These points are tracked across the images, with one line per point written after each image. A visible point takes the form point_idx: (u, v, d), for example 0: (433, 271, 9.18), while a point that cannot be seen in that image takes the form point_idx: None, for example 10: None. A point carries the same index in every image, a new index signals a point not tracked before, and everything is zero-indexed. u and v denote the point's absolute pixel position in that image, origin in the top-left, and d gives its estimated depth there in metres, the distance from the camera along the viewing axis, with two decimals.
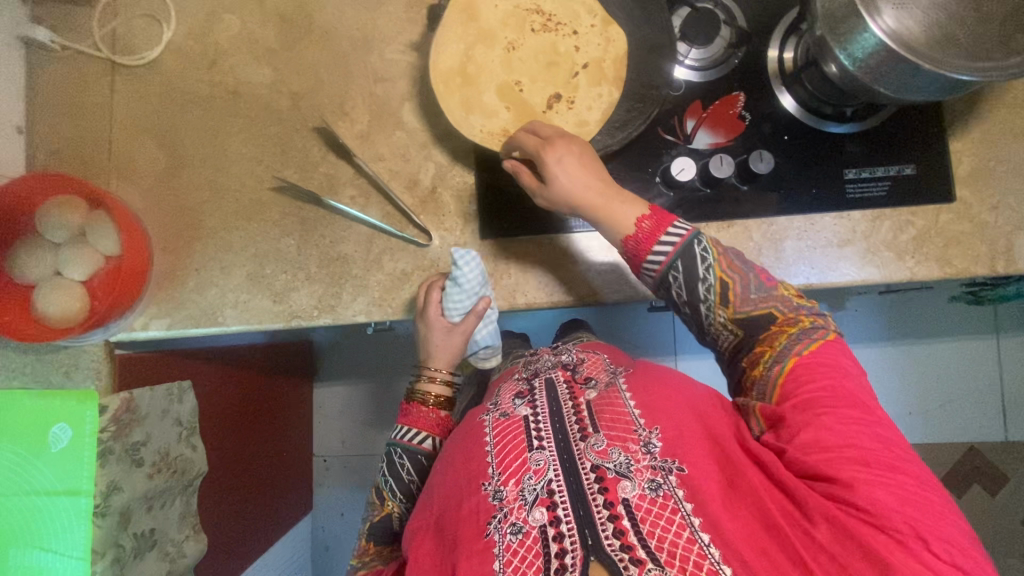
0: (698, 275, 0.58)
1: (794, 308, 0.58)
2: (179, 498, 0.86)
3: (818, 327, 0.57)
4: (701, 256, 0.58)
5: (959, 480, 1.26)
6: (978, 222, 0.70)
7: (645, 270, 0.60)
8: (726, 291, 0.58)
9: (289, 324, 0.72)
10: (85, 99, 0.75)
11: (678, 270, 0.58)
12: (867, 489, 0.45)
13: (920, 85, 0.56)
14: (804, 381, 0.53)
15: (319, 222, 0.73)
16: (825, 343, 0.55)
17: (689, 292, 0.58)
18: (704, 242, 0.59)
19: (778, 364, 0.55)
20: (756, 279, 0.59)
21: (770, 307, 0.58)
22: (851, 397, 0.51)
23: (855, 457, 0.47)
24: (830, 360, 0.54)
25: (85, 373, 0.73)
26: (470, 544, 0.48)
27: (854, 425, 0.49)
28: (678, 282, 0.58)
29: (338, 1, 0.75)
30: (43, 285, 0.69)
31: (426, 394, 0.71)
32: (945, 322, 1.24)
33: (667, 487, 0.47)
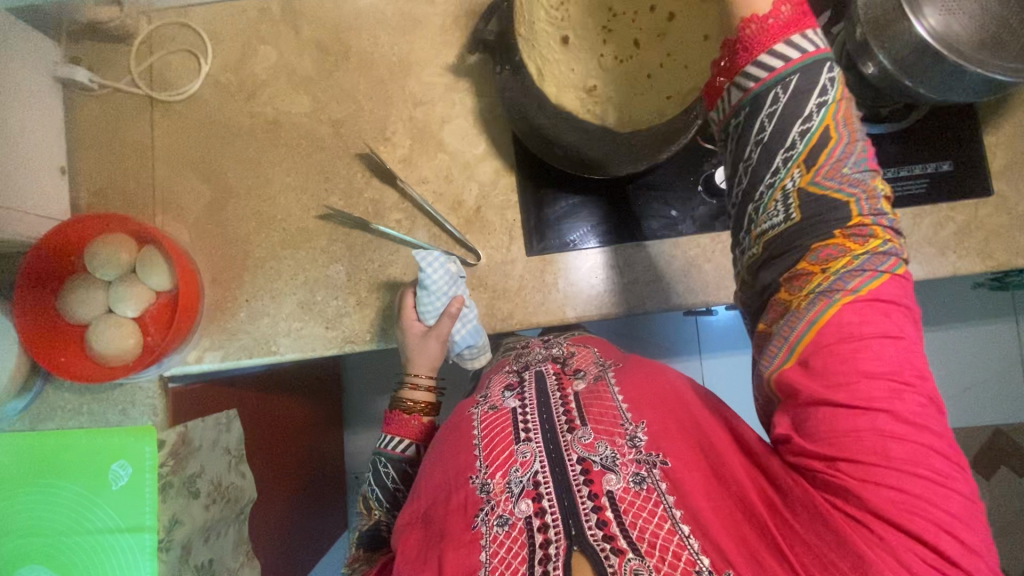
0: (802, 112, 0.47)
1: (876, 211, 0.47)
2: (233, 527, 0.85)
3: (892, 255, 0.46)
4: (825, 86, 0.47)
5: (988, 463, 1.27)
6: (1016, 214, 0.71)
7: (734, 84, 0.49)
8: (819, 150, 0.47)
9: (342, 350, 0.72)
10: (126, 136, 0.76)
11: (783, 92, 0.47)
12: (867, 480, 0.41)
13: (961, 88, 0.57)
14: (850, 322, 0.44)
15: (366, 247, 0.73)
16: (890, 281, 0.46)
17: (776, 132, 0.48)
18: (834, 72, 0.47)
19: (823, 298, 0.45)
20: (859, 155, 0.48)
21: (853, 193, 0.47)
22: (893, 367, 0.43)
23: (874, 445, 0.41)
24: (888, 303, 0.45)
25: (141, 409, 0.76)
26: (457, 535, 0.48)
27: (888, 402, 0.42)
28: (775, 108, 0.47)
29: (373, 27, 0.76)
30: (97, 324, 0.69)
31: (411, 402, 0.67)
32: (968, 307, 1.24)
33: (651, 480, 0.47)
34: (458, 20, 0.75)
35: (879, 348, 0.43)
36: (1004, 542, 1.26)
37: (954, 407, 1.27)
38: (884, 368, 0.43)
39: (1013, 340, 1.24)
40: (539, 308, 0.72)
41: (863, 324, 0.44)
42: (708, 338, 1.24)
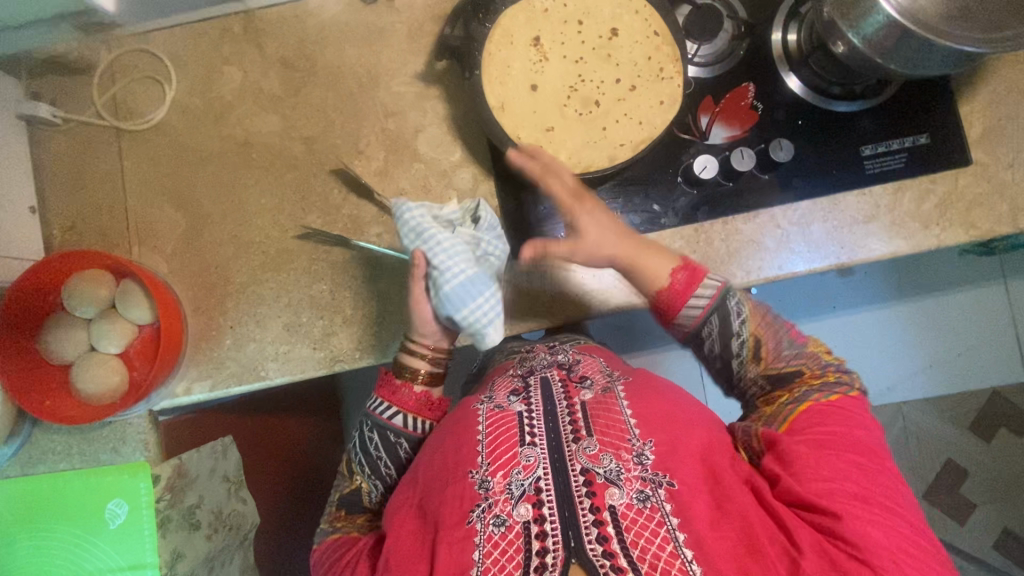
0: (733, 329, 0.63)
1: (822, 365, 0.61)
2: (238, 554, 0.85)
3: (842, 383, 0.59)
4: (736, 311, 0.63)
5: (986, 426, 1.28)
6: (996, 181, 0.71)
7: (679, 321, 0.65)
8: (759, 346, 0.63)
9: (332, 369, 0.71)
10: (95, 170, 0.74)
11: (713, 323, 0.63)
12: (862, 526, 0.48)
13: (930, 60, 0.56)
14: (819, 415, 0.55)
15: (348, 264, 0.72)
16: (847, 397, 0.57)
17: (723, 345, 0.63)
18: (738, 298, 0.64)
19: (796, 405, 0.57)
20: (788, 337, 0.63)
21: (802, 365, 0.61)
22: (859, 445, 0.53)
23: (853, 491, 0.50)
24: (850, 411, 0.56)
25: (133, 446, 0.74)
26: (452, 530, 0.50)
27: (856, 467, 0.52)
28: (713, 333, 0.63)
29: (338, 40, 0.74)
30: (80, 364, 0.68)
31: (415, 370, 0.66)
32: (955, 272, 1.25)
33: (655, 500, 0.49)
34: (424, 27, 0.74)
35: (845, 431, 0.54)
36: (1007, 503, 1.27)
37: (949, 373, 1.28)
38: (849, 443, 0.53)
39: (1001, 301, 1.25)
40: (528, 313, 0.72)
41: (829, 416, 0.55)
42: None
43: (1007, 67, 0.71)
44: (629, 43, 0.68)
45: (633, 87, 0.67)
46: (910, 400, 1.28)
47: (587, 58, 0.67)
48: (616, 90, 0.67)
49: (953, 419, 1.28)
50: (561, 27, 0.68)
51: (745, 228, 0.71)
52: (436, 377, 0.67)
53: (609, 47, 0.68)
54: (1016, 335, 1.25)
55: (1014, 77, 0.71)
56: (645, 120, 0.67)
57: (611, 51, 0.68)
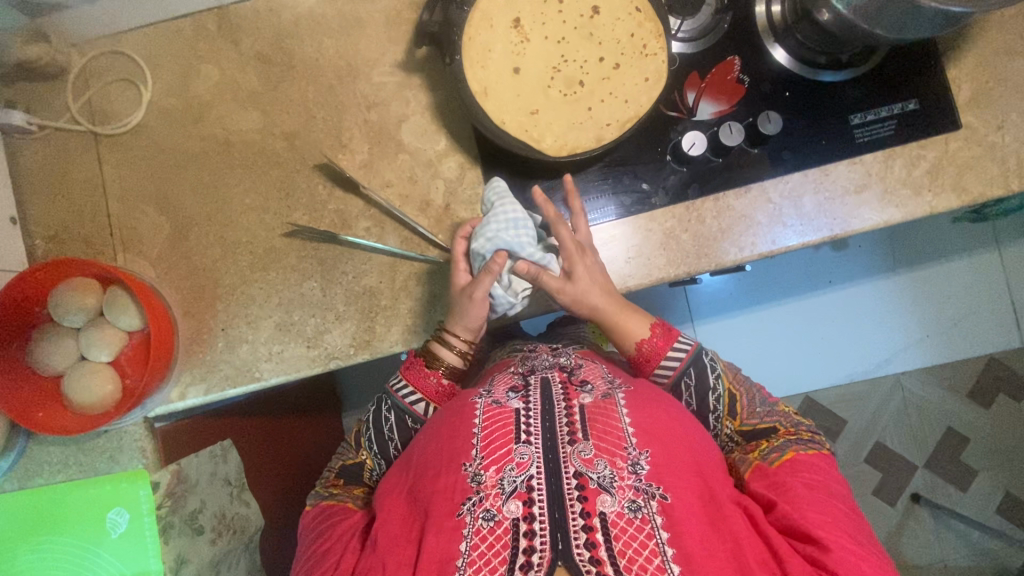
0: (709, 385, 0.64)
1: (794, 422, 0.64)
2: (244, 557, 0.85)
3: (815, 440, 0.62)
4: (710, 367, 0.65)
5: (986, 393, 1.28)
6: (987, 144, 0.70)
7: (656, 377, 0.66)
8: (733, 402, 0.65)
9: (327, 367, 0.71)
10: (75, 177, 0.73)
11: (690, 378, 0.64)
12: (847, 562, 0.50)
13: (920, 23, 0.55)
14: (804, 466, 0.58)
15: (337, 259, 0.71)
16: (819, 453, 0.60)
17: (699, 398, 0.65)
18: (713, 354, 0.66)
19: (777, 454, 0.59)
20: (760, 395, 0.67)
21: (773, 420, 0.64)
22: (837, 489, 0.57)
23: (844, 530, 0.52)
24: (824, 463, 0.59)
25: (130, 454, 0.72)
26: (442, 520, 0.52)
27: (841, 508, 0.55)
28: (690, 389, 0.65)
29: (315, 32, 0.73)
30: (71, 374, 0.67)
31: (439, 358, 0.67)
32: (948, 242, 1.25)
33: (647, 510, 0.50)
34: (402, 15, 0.73)
35: (828, 481, 0.57)
36: (1008, 468, 1.28)
37: (946, 342, 1.28)
38: (830, 490, 0.56)
39: (994, 268, 1.25)
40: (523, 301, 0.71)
41: (811, 465, 0.58)
42: (697, 305, 1.27)
43: (993, 27, 0.71)
44: (611, 20, 0.66)
45: (617, 65, 0.66)
46: (908, 371, 1.29)
47: (569, 38, 0.66)
48: (600, 69, 0.66)
49: (951, 387, 1.29)
50: (541, 7, 0.66)
51: (736, 205, 0.70)
52: (458, 371, 0.68)
53: (591, 25, 0.67)
54: (1010, 301, 1.26)
55: (1001, 37, 0.70)
56: (632, 98, 0.66)
57: (593, 30, 0.67)
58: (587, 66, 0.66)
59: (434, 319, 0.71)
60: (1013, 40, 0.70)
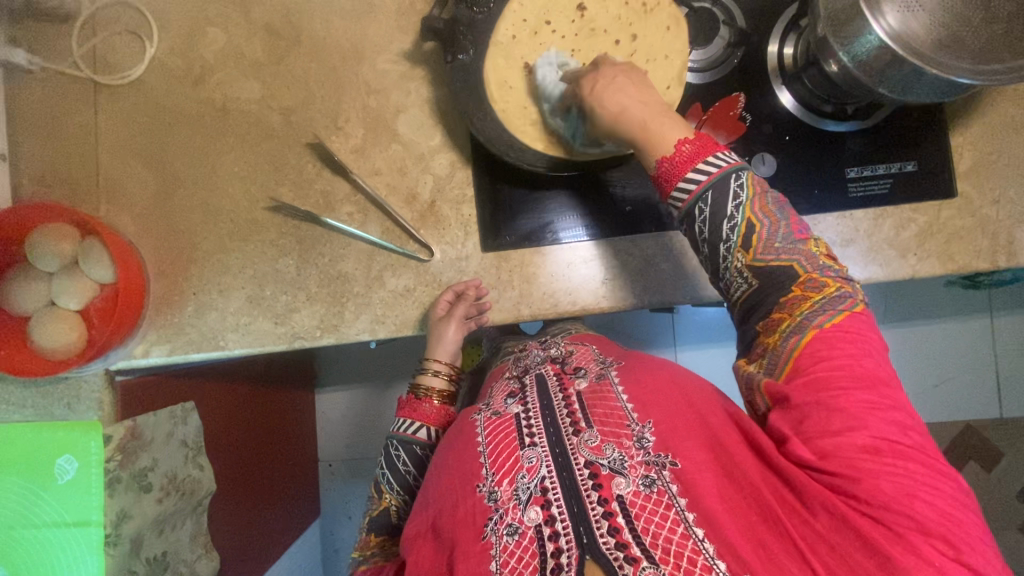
0: (726, 212, 0.52)
1: (818, 266, 0.53)
2: (190, 519, 0.84)
3: (843, 296, 0.52)
4: (735, 193, 0.52)
5: (956, 458, 1.27)
6: (980, 216, 0.69)
7: (670, 202, 0.55)
8: (751, 234, 0.52)
9: (292, 345, 0.71)
10: (68, 122, 0.72)
11: (706, 203, 0.52)
12: (873, 482, 0.45)
13: (922, 87, 0.54)
14: (824, 350, 0.50)
15: (316, 241, 0.71)
16: (848, 316, 0.51)
17: (712, 229, 0.53)
18: (742, 178, 0.52)
19: (794, 337, 0.51)
20: (787, 228, 0.53)
21: (792, 259, 0.52)
22: (864, 377, 0.48)
23: (872, 441, 0.46)
24: (850, 334, 0.50)
25: (87, 404, 0.72)
26: (468, 547, 0.50)
27: (868, 409, 0.47)
28: (703, 215, 0.53)
29: (326, 11, 0.73)
30: (38, 317, 0.67)
31: (429, 388, 0.70)
32: (940, 304, 1.24)
33: (661, 483, 0.49)
34: (414, 5, 0.72)
35: (859, 365, 0.49)
36: None
37: (924, 402, 1.27)
38: (857, 375, 0.48)
39: (982, 336, 1.25)
40: (495, 307, 0.71)
41: (837, 346, 0.49)
42: (685, 330, 1.20)
43: (1004, 100, 0.70)
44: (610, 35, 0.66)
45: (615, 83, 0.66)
46: None
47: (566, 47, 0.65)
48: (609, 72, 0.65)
49: None
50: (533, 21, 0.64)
51: None
52: (451, 393, 0.72)
53: (585, 31, 0.65)
54: (992, 371, 1.25)
55: (1010, 111, 0.70)
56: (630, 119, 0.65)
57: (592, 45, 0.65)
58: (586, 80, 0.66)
59: (404, 312, 0.71)
60: (1021, 115, 0.70)
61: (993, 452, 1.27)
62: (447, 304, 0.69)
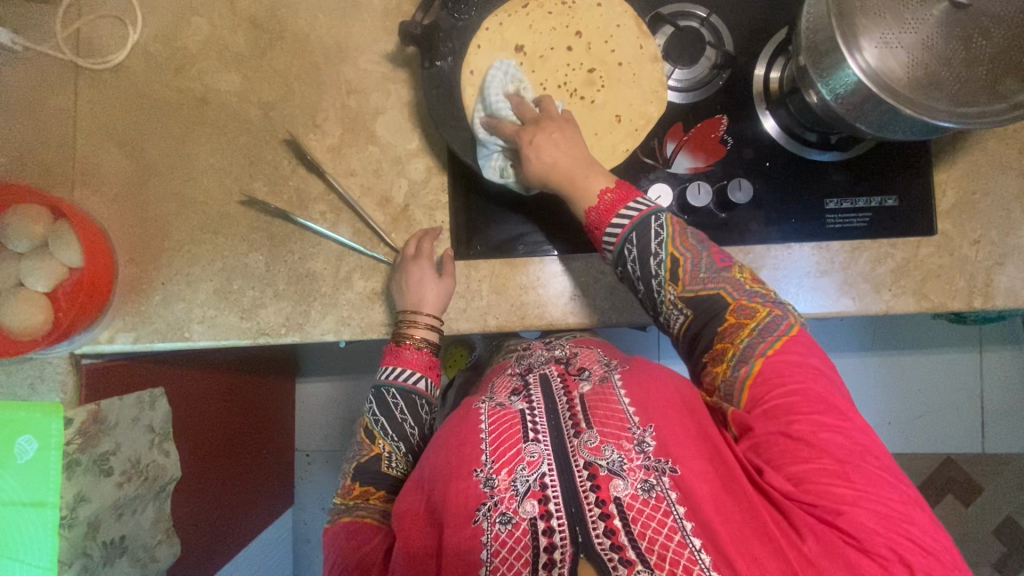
0: (651, 251, 0.56)
1: (744, 292, 0.55)
2: (152, 504, 0.84)
3: (777, 319, 0.54)
4: (656, 232, 0.56)
5: (934, 490, 1.26)
6: (958, 256, 0.68)
7: (605, 244, 0.58)
8: (676, 267, 0.56)
9: (256, 341, 0.71)
10: (48, 104, 0.72)
11: (633, 244, 0.56)
12: (853, 509, 0.45)
13: (900, 126, 0.53)
14: (772, 374, 0.51)
15: (286, 238, 0.71)
16: (786, 338, 0.53)
17: (642, 268, 0.56)
18: (663, 219, 0.56)
19: (744, 367, 0.53)
20: (709, 259, 0.57)
21: (718, 289, 0.55)
22: (823, 400, 0.50)
23: (840, 466, 0.47)
24: (794, 357, 0.52)
25: (50, 386, 0.72)
26: (458, 531, 0.48)
27: (827, 434, 0.48)
28: (633, 256, 0.56)
29: (311, 7, 0.72)
30: (5, 298, 0.67)
31: (411, 337, 0.66)
32: (928, 335, 1.23)
33: (660, 489, 0.47)
34: (400, 6, 0.72)
35: (809, 386, 0.50)
36: None
37: (906, 432, 1.26)
38: (813, 399, 0.49)
39: (968, 370, 1.23)
40: (461, 316, 0.71)
41: (783, 372, 0.51)
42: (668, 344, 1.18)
43: (992, 138, 0.68)
44: (574, 41, 0.67)
45: (604, 85, 0.67)
46: None
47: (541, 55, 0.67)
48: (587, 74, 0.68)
49: None
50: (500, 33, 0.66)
51: None
52: (435, 342, 0.67)
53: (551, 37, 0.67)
54: (977, 406, 1.24)
55: (997, 150, 0.68)
56: (628, 124, 0.67)
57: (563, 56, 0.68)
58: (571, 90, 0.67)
59: (369, 316, 0.71)
60: (1009, 155, 0.68)
61: (972, 487, 1.26)
62: (416, 247, 0.68)
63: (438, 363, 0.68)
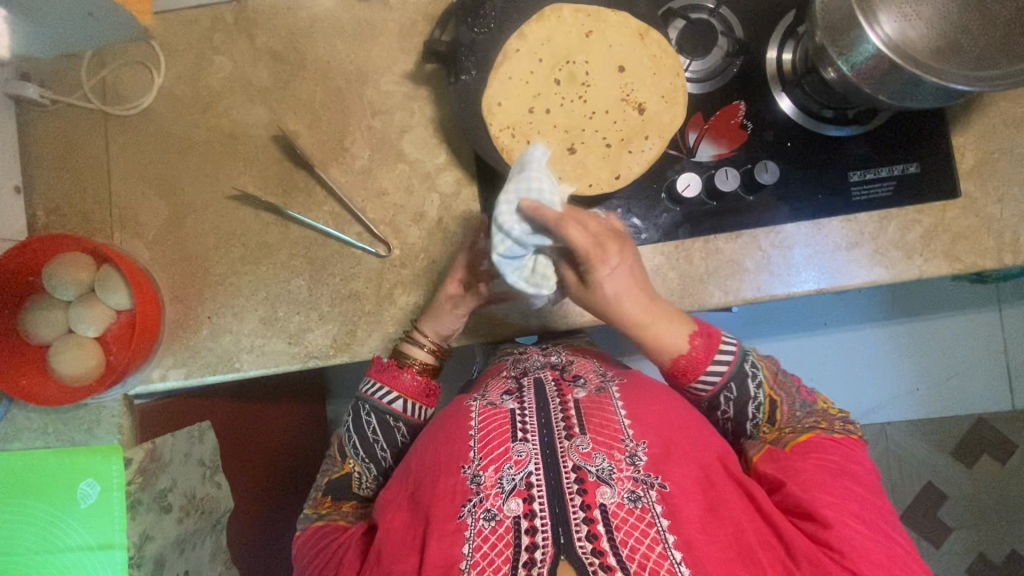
0: (750, 396, 0.62)
1: (829, 417, 0.64)
2: (210, 537, 0.84)
3: (846, 429, 0.62)
4: (751, 375, 0.62)
5: (968, 452, 1.27)
6: (984, 215, 0.70)
7: (696, 388, 0.62)
8: (774, 409, 0.63)
9: (306, 365, 0.72)
10: (80, 153, 0.74)
11: (731, 390, 0.62)
12: (848, 545, 0.50)
13: (921, 95, 0.54)
14: (816, 447, 0.58)
15: (327, 261, 0.72)
16: (847, 439, 0.60)
17: (738, 408, 0.62)
18: (756, 361, 0.63)
19: (791, 437, 0.60)
20: (800, 396, 0.65)
21: (814, 421, 0.63)
22: (848, 470, 0.57)
23: (849, 511, 0.53)
24: (836, 441, 0.60)
25: (108, 427, 0.74)
26: (442, 524, 0.50)
27: (840, 488, 0.54)
28: (730, 401, 0.62)
29: (328, 35, 0.74)
30: (58, 346, 0.68)
31: (412, 359, 0.69)
32: (949, 299, 1.23)
33: (646, 500, 0.49)
34: (416, 26, 0.73)
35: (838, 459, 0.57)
36: (981, 529, 1.28)
37: (935, 397, 1.27)
38: (840, 471, 0.56)
39: (994, 331, 1.23)
40: (504, 321, 0.72)
41: (828, 449, 0.58)
42: None
43: (1005, 98, 0.70)
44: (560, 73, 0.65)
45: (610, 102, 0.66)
46: (894, 421, 1.28)
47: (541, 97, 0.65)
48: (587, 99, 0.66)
49: (934, 443, 1.28)
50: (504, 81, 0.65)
51: (725, 247, 0.71)
52: (434, 368, 0.70)
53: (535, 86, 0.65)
54: (1004, 365, 1.25)
55: (1011, 109, 0.70)
56: (646, 51, 0.65)
57: (550, 99, 0.65)
58: (592, 128, 0.65)
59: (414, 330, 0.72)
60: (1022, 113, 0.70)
61: (1006, 445, 1.27)
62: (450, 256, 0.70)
63: (433, 390, 0.71)
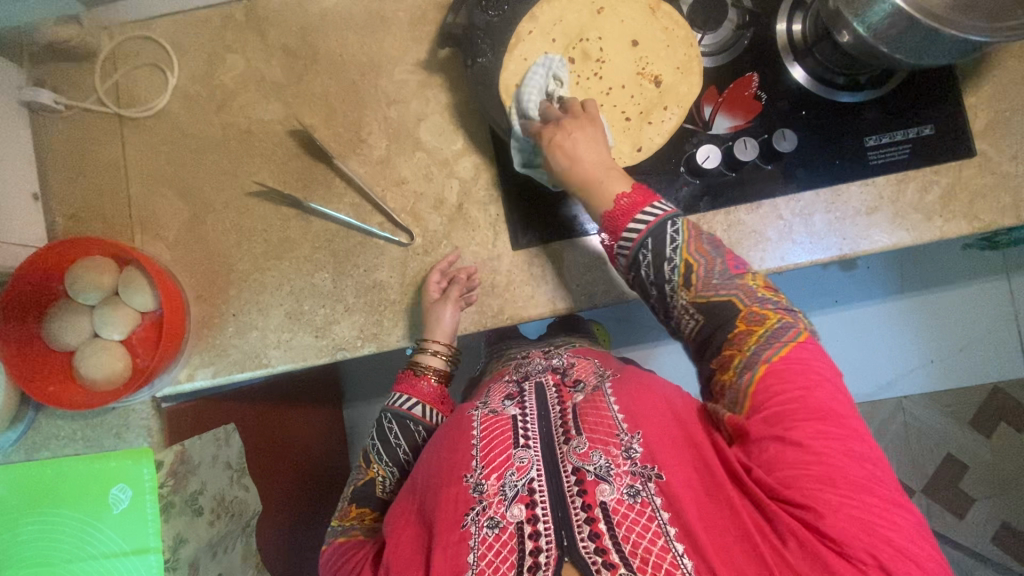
0: (665, 254, 0.56)
1: (759, 302, 0.54)
2: (241, 540, 0.84)
3: (788, 327, 0.52)
4: (671, 236, 0.56)
5: (988, 420, 1.27)
6: (1001, 173, 0.70)
7: (619, 247, 0.58)
8: (690, 273, 0.55)
9: (334, 357, 0.72)
10: (98, 157, 0.74)
11: (648, 248, 0.56)
12: (834, 516, 0.44)
13: (937, 48, 0.54)
14: (777, 380, 0.49)
15: (350, 252, 0.72)
16: (794, 346, 0.51)
17: (655, 271, 0.56)
18: (679, 224, 0.57)
19: (748, 372, 0.51)
20: (722, 265, 0.56)
21: (732, 295, 0.54)
22: (818, 408, 0.47)
23: (831, 472, 0.45)
24: (798, 363, 0.50)
25: (136, 432, 0.75)
26: (447, 534, 0.50)
27: (824, 440, 0.46)
28: (647, 261, 0.56)
29: (339, 27, 0.74)
30: (83, 350, 0.68)
31: (426, 367, 0.69)
32: (957, 268, 1.23)
33: (645, 494, 0.48)
34: (427, 15, 0.74)
35: (809, 395, 0.48)
36: (1007, 498, 1.27)
37: (951, 367, 1.27)
38: (812, 408, 0.47)
39: (1004, 296, 1.23)
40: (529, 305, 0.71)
41: (789, 378, 0.49)
42: None
43: (1012, 57, 0.71)
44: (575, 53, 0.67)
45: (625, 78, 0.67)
46: (912, 394, 1.28)
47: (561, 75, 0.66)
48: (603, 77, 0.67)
49: (953, 414, 1.28)
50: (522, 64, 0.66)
51: (746, 218, 0.71)
52: (447, 373, 0.70)
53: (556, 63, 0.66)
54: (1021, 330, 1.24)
55: (1019, 68, 0.71)
56: (658, 25, 0.67)
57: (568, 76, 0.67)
58: (611, 103, 0.67)
59: None
60: None
61: None
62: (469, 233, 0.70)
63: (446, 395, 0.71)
